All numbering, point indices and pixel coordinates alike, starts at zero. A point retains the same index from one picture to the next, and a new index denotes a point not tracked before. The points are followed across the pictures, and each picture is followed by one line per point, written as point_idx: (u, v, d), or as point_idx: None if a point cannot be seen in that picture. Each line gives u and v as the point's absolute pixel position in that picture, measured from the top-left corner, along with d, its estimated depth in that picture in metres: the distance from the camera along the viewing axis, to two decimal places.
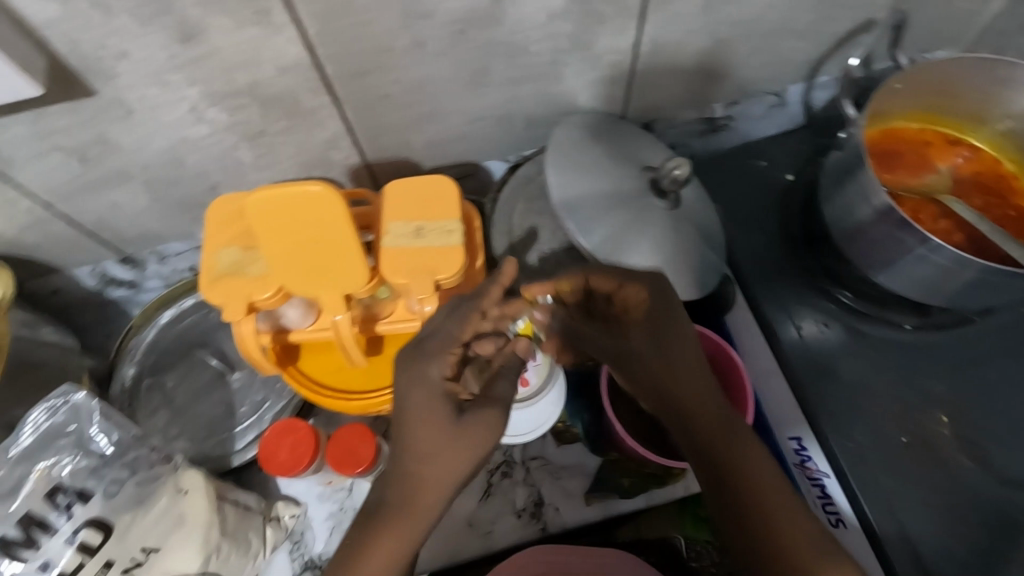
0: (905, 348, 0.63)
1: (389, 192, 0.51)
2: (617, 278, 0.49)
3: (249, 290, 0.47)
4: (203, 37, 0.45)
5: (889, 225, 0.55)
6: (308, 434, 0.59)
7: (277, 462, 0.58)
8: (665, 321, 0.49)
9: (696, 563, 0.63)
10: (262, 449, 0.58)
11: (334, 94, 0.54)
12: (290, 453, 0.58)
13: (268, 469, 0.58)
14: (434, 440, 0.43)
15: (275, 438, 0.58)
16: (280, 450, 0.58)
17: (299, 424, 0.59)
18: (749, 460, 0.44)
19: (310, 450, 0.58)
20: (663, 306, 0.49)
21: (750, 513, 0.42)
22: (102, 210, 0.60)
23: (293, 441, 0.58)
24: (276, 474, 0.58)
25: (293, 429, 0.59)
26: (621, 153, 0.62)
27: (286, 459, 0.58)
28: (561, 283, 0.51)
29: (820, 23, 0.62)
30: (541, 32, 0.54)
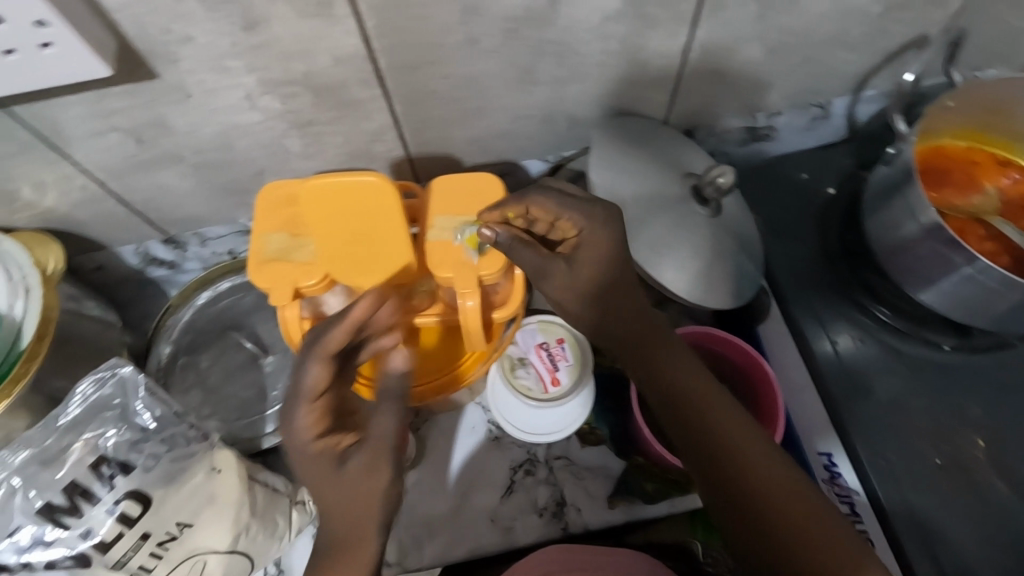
0: (943, 369, 0.62)
1: (436, 187, 0.52)
2: (557, 203, 0.48)
3: (296, 277, 0.48)
4: (265, 25, 0.46)
5: (935, 242, 0.54)
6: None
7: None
8: (619, 265, 0.49)
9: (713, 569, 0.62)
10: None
11: (384, 87, 0.55)
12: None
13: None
14: (330, 491, 0.43)
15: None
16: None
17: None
18: (738, 444, 0.45)
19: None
20: (600, 239, 0.48)
21: (747, 498, 0.44)
22: (151, 191, 0.61)
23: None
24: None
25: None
26: (664, 158, 0.62)
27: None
28: (507, 209, 0.49)
29: (873, 36, 0.62)
30: (593, 33, 0.54)
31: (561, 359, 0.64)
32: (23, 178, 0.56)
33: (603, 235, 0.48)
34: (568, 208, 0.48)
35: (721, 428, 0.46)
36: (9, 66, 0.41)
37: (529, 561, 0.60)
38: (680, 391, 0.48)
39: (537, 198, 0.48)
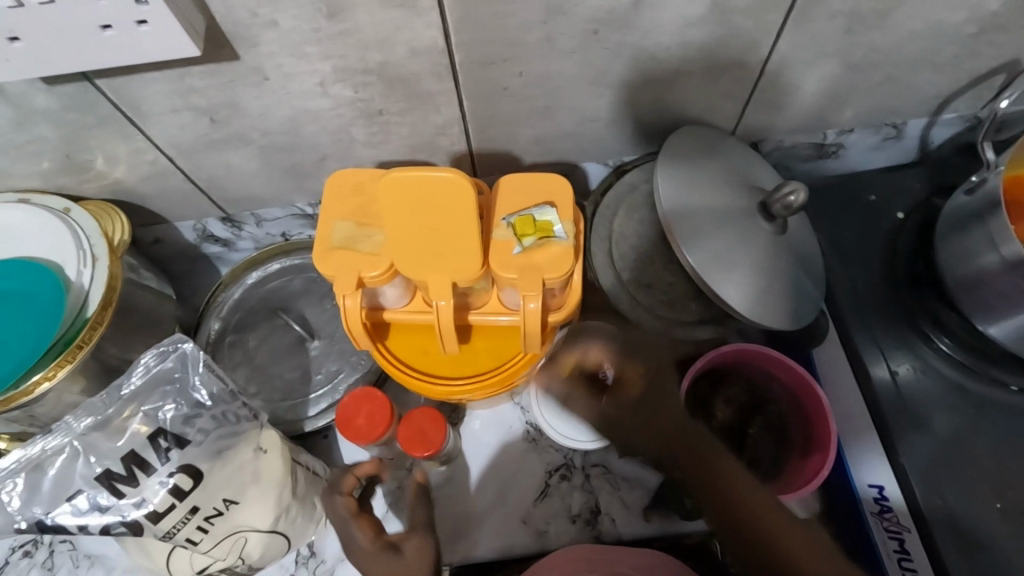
0: (1009, 410, 0.60)
1: (504, 186, 0.51)
2: (616, 351, 0.63)
3: (359, 266, 0.48)
4: (350, 14, 0.46)
5: (1018, 278, 0.52)
6: (385, 404, 0.60)
7: (354, 426, 0.58)
8: (655, 390, 0.60)
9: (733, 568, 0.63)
10: (340, 410, 0.59)
11: (456, 82, 0.54)
12: (367, 420, 0.58)
13: (346, 433, 0.59)
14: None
15: (354, 403, 0.59)
16: (358, 415, 0.59)
17: (377, 393, 0.60)
18: (735, 481, 0.55)
19: (387, 422, 0.59)
20: (649, 373, 0.61)
21: (749, 520, 0.53)
22: (218, 170, 0.62)
23: (370, 408, 0.59)
24: (352, 437, 0.59)
25: (371, 398, 0.59)
26: (732, 171, 0.60)
27: (363, 424, 0.58)
28: (564, 357, 0.65)
29: (963, 58, 0.59)
30: (673, 39, 0.53)
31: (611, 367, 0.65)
32: (97, 149, 0.57)
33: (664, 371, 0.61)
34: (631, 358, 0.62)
35: (730, 474, 0.55)
36: (104, 41, 0.41)
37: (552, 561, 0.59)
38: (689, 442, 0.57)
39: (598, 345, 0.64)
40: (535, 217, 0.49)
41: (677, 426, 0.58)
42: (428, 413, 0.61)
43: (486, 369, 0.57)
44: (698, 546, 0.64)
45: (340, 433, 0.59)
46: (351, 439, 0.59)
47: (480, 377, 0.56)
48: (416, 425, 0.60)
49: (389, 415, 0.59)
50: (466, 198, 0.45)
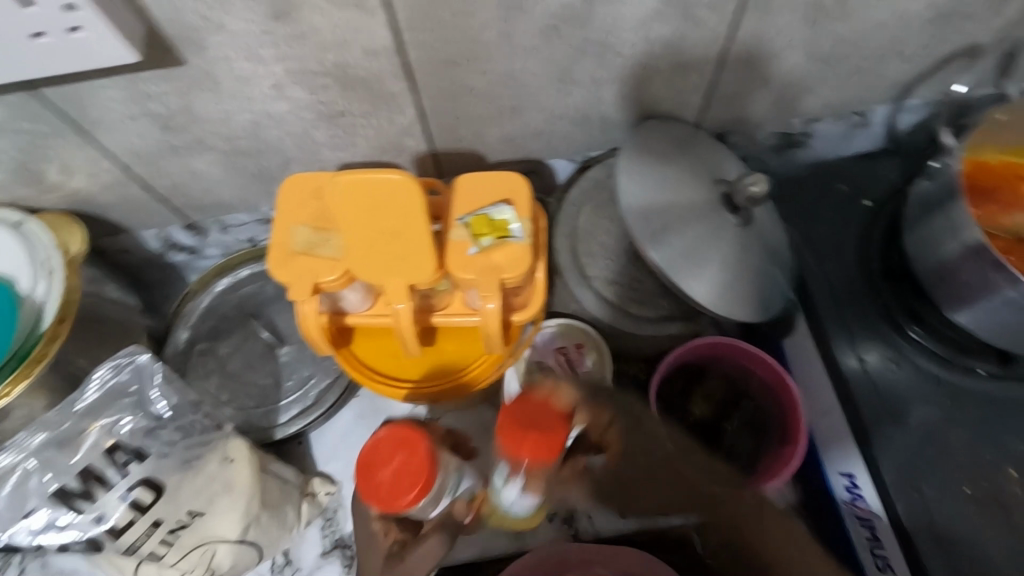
0: (982, 400, 0.59)
1: (461, 186, 0.50)
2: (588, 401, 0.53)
3: (317, 272, 0.47)
4: (296, 15, 0.45)
5: (982, 266, 0.52)
6: (424, 459, 0.45)
7: (379, 482, 0.45)
8: (645, 440, 0.57)
9: (713, 560, 0.61)
10: (368, 453, 0.46)
11: (413, 81, 0.54)
12: (394, 475, 0.45)
13: (361, 485, 0.46)
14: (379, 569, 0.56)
15: (387, 447, 0.46)
16: (387, 467, 0.45)
17: (417, 438, 0.46)
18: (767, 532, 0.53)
19: (418, 488, 0.44)
20: (634, 429, 0.57)
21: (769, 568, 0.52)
22: (177, 177, 0.61)
23: (403, 460, 0.45)
24: (378, 501, 0.45)
25: (409, 445, 0.46)
26: (697, 163, 0.59)
27: (390, 482, 0.45)
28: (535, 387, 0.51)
29: (926, 44, 0.59)
30: (633, 34, 0.52)
31: (579, 365, 0.62)
32: (51, 161, 0.55)
33: (640, 416, 0.58)
34: (616, 408, 0.57)
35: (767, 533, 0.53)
36: (39, 50, 0.40)
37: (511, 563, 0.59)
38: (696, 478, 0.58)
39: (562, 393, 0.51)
40: (492, 217, 0.48)
41: (674, 459, 0.58)
42: (535, 417, 0.47)
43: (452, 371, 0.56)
44: (682, 537, 0.64)
45: (363, 490, 0.46)
46: (372, 500, 0.46)
47: None
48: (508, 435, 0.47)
49: (424, 470, 0.45)
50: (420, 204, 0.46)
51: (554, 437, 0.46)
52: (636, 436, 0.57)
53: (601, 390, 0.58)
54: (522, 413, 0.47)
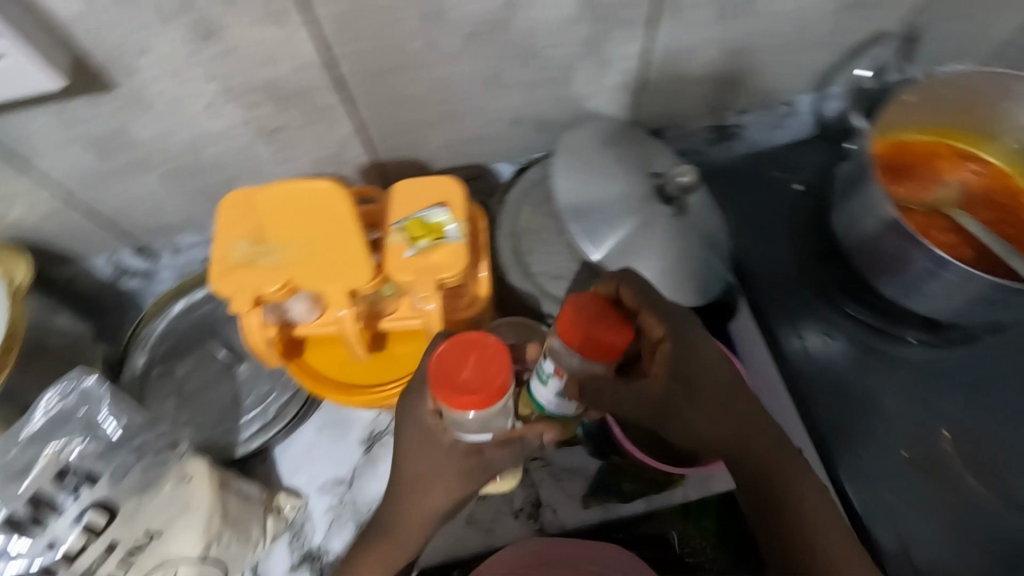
0: (912, 364, 0.62)
1: (396, 193, 0.52)
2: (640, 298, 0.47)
3: (258, 283, 0.48)
4: (222, 34, 0.46)
5: (897, 237, 0.55)
6: (500, 355, 0.40)
7: (461, 384, 0.39)
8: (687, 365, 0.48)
9: (691, 558, 0.64)
10: (435, 368, 0.40)
11: (347, 93, 0.55)
12: (478, 371, 0.39)
13: (446, 396, 0.39)
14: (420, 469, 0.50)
15: (455, 354, 0.40)
16: (463, 368, 0.40)
17: (485, 338, 0.41)
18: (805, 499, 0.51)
19: (499, 389, 0.39)
20: (692, 354, 0.48)
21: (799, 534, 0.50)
22: (122, 201, 0.62)
23: (478, 360, 0.40)
24: (454, 408, 0.39)
25: (479, 343, 0.40)
26: (629, 158, 0.62)
27: (469, 380, 0.39)
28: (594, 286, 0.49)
29: (835, 34, 0.62)
30: (555, 37, 0.55)
31: None
32: None
33: (697, 346, 0.48)
34: (673, 320, 0.47)
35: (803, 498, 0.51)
36: None
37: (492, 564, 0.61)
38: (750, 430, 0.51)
39: (628, 285, 0.47)
40: (426, 220, 0.50)
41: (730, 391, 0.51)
42: (590, 309, 0.41)
43: (403, 373, 0.58)
44: (657, 534, 0.66)
45: (443, 399, 0.39)
46: (455, 407, 0.39)
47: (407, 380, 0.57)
48: (572, 329, 0.41)
49: (505, 360, 0.40)
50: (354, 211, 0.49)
51: (618, 324, 0.41)
52: (686, 359, 0.48)
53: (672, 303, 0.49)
54: (578, 305, 0.41)
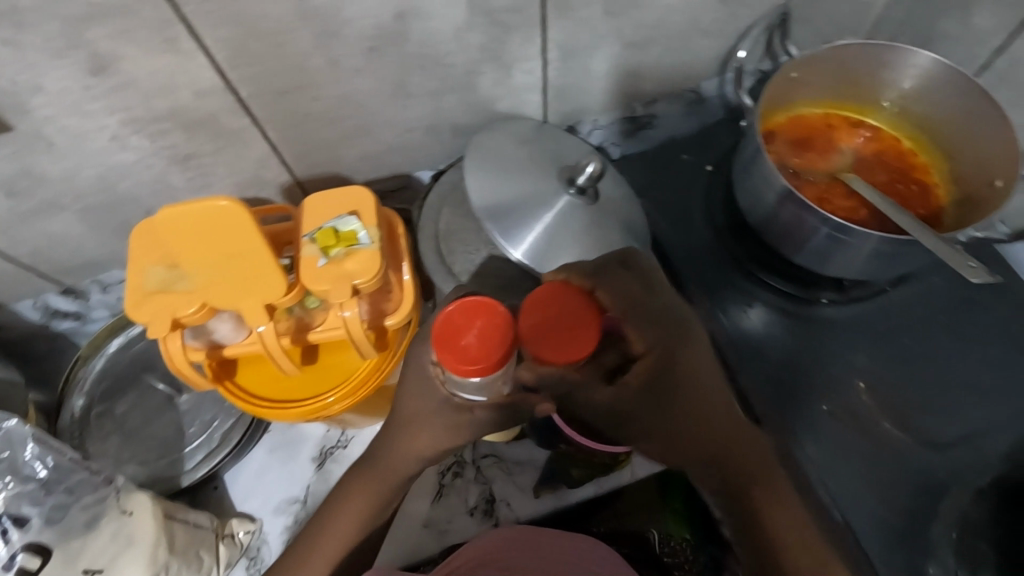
0: (827, 324, 0.65)
1: (308, 207, 0.53)
2: (622, 297, 0.46)
3: (176, 307, 0.50)
4: (115, 67, 0.47)
5: (793, 207, 0.58)
6: (506, 323, 0.39)
7: (462, 350, 0.39)
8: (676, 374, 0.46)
9: (670, 558, 0.63)
10: (441, 327, 0.40)
11: (254, 115, 0.56)
12: (481, 337, 0.39)
13: (445, 354, 0.39)
14: (414, 409, 0.47)
15: (463, 315, 0.40)
16: (468, 333, 0.39)
17: (492, 305, 0.40)
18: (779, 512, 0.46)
19: (495, 359, 0.39)
20: (675, 361, 0.46)
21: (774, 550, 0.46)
22: (39, 242, 0.61)
23: (484, 325, 0.39)
24: (453, 370, 0.39)
25: (487, 310, 0.40)
26: (540, 154, 0.64)
27: (472, 344, 0.39)
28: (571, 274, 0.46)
29: (723, 20, 0.66)
30: (452, 44, 0.57)
31: None
32: None
33: (683, 353, 0.47)
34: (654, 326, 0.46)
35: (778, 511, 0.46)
36: None
37: (475, 548, 0.61)
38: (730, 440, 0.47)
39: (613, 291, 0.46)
40: (338, 229, 0.51)
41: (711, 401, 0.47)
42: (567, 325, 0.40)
43: (337, 382, 0.59)
44: (637, 533, 0.66)
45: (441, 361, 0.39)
46: (450, 367, 0.40)
47: (343, 387, 0.58)
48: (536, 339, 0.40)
49: (508, 330, 0.39)
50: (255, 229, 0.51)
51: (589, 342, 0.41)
52: (669, 369, 0.46)
53: (658, 306, 0.48)
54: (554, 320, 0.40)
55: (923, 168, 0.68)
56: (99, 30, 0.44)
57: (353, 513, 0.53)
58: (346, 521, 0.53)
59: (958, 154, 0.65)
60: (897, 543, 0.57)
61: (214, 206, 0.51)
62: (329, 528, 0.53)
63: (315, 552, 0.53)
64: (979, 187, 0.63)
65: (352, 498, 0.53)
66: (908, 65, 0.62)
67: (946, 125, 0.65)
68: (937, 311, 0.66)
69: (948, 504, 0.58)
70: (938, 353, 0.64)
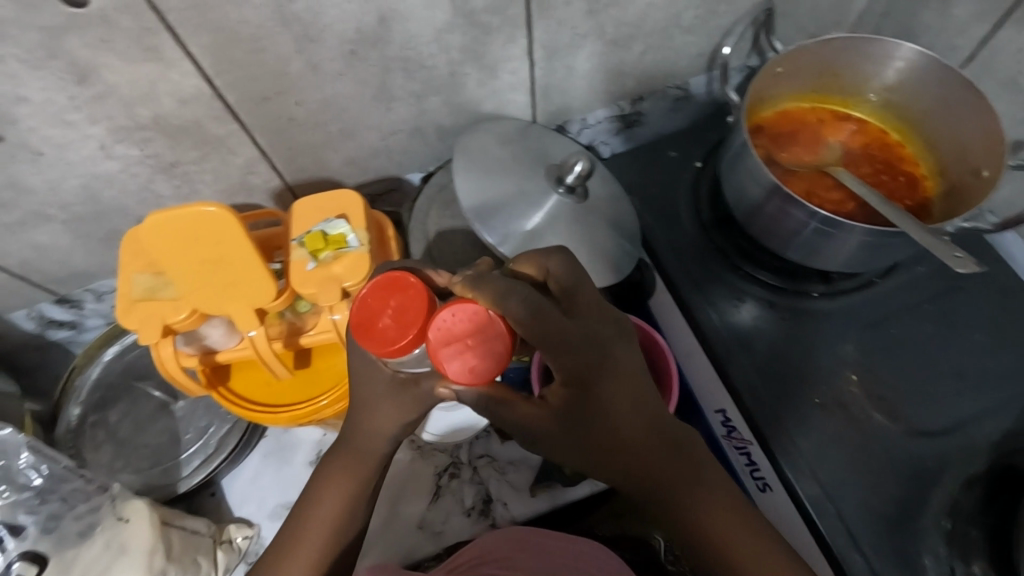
0: (816, 316, 0.65)
1: (295, 212, 0.53)
2: (540, 322, 0.39)
3: (164, 314, 0.50)
4: (97, 76, 0.48)
5: (777, 200, 0.58)
6: (420, 305, 0.39)
7: (378, 331, 0.39)
8: (599, 400, 0.42)
9: (674, 565, 0.64)
10: (359, 311, 0.40)
11: (239, 122, 0.57)
12: (394, 319, 0.39)
13: (363, 339, 0.40)
14: (365, 393, 0.45)
15: (378, 299, 0.40)
16: (383, 313, 0.40)
17: (408, 281, 0.40)
18: (717, 512, 0.46)
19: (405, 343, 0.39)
20: (598, 385, 0.42)
21: (710, 551, 0.46)
22: (27, 253, 0.62)
23: (398, 307, 0.39)
24: (371, 349, 0.40)
25: (402, 289, 0.40)
26: (526, 154, 0.65)
27: (388, 327, 0.39)
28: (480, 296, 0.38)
29: (705, 17, 0.66)
30: (434, 46, 0.57)
31: None
32: None
33: (609, 376, 0.43)
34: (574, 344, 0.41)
35: (711, 511, 0.46)
36: None
37: (473, 548, 0.61)
38: (662, 460, 0.45)
39: (518, 313, 0.38)
40: (327, 232, 0.52)
41: (639, 421, 0.44)
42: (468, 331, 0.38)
43: (330, 385, 0.59)
44: (641, 538, 0.67)
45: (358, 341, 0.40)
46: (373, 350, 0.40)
47: (335, 389, 0.58)
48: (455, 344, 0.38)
49: (423, 310, 0.39)
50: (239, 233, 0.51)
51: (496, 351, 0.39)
52: (593, 395, 0.42)
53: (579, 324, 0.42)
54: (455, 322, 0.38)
55: (909, 159, 0.68)
56: (80, 39, 0.45)
57: (338, 496, 0.47)
58: (332, 505, 0.47)
59: (942, 144, 0.65)
60: (888, 534, 0.57)
61: (202, 211, 0.50)
62: (312, 517, 0.47)
63: (301, 546, 0.46)
64: (964, 176, 0.63)
65: (333, 479, 0.47)
66: (890, 57, 0.62)
67: (928, 116, 0.65)
68: (925, 301, 0.66)
69: (940, 493, 0.58)
70: (928, 343, 0.64)
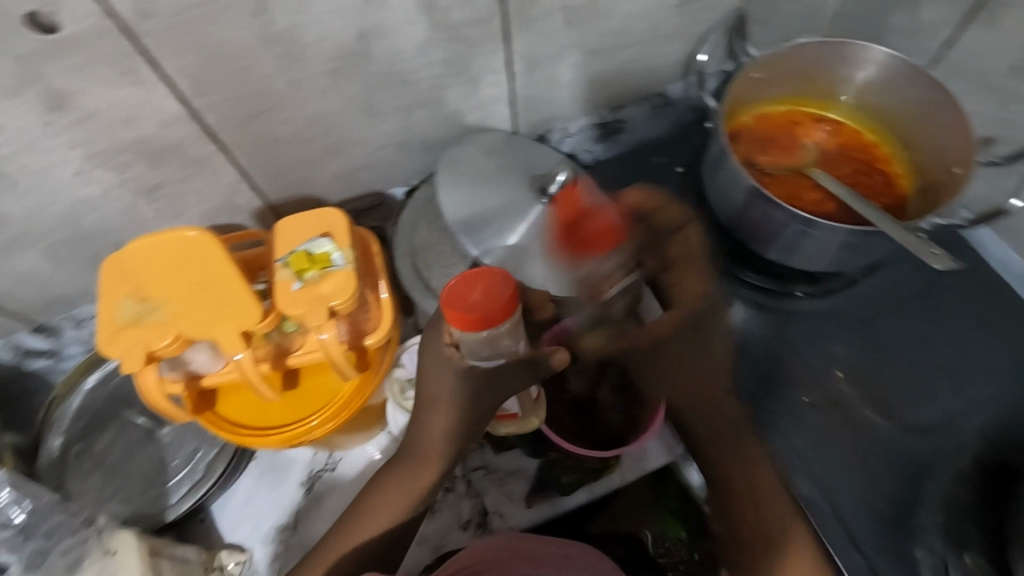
0: (801, 316, 0.66)
1: (276, 232, 0.53)
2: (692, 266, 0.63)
3: (148, 340, 0.50)
4: (75, 102, 0.47)
5: (761, 204, 0.59)
6: (505, 280, 0.44)
7: (470, 306, 0.43)
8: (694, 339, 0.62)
9: (664, 558, 0.66)
10: (447, 295, 0.43)
11: (220, 142, 0.56)
12: (484, 292, 0.43)
13: (463, 318, 0.42)
14: (429, 387, 0.52)
15: (466, 284, 0.44)
16: (472, 292, 0.43)
17: (492, 271, 0.44)
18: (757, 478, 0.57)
19: (506, 308, 0.43)
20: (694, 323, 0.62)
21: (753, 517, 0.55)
22: (6, 282, 0.60)
23: (485, 287, 0.43)
24: (459, 325, 0.43)
25: (486, 274, 0.44)
26: (511, 166, 0.65)
27: (482, 301, 0.43)
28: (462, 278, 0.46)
29: (684, 24, 0.67)
30: (417, 61, 0.57)
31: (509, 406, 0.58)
32: None
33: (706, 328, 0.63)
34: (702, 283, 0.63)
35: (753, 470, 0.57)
36: None
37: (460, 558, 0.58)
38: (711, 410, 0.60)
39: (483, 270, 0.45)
40: (311, 252, 0.51)
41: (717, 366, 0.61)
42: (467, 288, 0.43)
43: (322, 404, 0.58)
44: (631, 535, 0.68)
45: (458, 321, 0.43)
46: (467, 327, 0.43)
47: (327, 409, 0.57)
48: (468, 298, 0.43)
49: (512, 286, 0.43)
50: (218, 253, 0.51)
51: (500, 304, 0.43)
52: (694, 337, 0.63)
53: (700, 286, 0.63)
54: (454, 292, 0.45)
55: (885, 159, 0.70)
56: (57, 64, 0.44)
57: (391, 502, 0.54)
58: (382, 512, 0.54)
59: (918, 144, 0.66)
60: (884, 531, 0.57)
61: (183, 237, 0.51)
62: (358, 524, 0.54)
63: (353, 536, 0.54)
64: (940, 174, 0.64)
65: (388, 487, 0.55)
66: (864, 60, 0.64)
67: (903, 118, 0.66)
68: (909, 299, 0.67)
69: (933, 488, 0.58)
70: (913, 339, 0.65)
